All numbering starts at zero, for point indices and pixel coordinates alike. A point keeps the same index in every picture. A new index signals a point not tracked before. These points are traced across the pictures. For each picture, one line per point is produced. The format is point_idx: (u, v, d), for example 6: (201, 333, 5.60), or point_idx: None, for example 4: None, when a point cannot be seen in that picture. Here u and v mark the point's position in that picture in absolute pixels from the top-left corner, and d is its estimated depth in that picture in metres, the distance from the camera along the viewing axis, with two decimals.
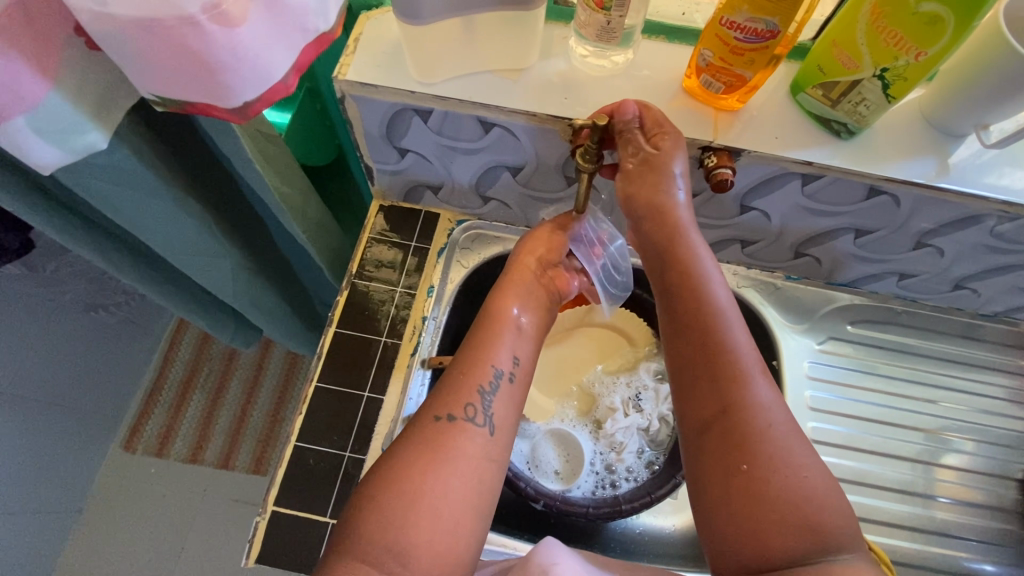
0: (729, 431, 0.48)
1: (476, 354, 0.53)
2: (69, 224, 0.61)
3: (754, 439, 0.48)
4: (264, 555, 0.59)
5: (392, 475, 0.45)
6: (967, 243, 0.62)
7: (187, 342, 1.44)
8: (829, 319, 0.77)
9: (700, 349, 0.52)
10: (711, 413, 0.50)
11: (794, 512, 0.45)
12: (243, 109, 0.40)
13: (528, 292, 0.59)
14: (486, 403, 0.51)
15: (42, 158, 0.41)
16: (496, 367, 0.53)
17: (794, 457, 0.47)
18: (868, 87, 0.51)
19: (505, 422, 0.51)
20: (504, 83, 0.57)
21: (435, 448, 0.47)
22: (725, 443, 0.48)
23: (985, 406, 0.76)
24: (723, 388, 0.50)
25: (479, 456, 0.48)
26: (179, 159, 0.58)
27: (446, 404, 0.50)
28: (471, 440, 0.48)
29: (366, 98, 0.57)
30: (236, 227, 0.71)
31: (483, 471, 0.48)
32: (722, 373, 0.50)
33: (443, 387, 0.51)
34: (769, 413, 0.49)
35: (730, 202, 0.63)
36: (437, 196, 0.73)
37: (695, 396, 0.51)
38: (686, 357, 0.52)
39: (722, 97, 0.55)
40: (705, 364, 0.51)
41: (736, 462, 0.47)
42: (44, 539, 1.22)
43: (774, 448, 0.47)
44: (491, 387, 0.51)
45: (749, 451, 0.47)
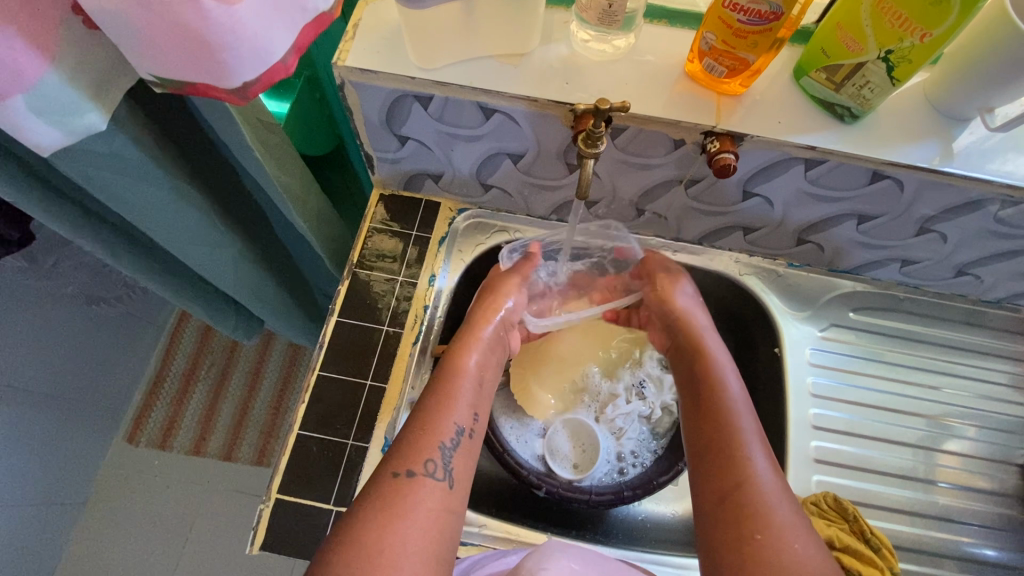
0: (739, 502, 0.51)
1: (439, 409, 0.55)
2: (68, 212, 0.61)
3: (761, 507, 0.50)
4: (268, 542, 0.60)
5: (354, 529, 0.46)
6: (970, 228, 0.62)
7: (189, 334, 1.44)
8: (831, 306, 0.77)
9: (712, 425, 0.57)
10: (723, 485, 0.53)
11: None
12: (242, 90, 0.40)
13: (487, 349, 0.62)
14: (445, 458, 0.52)
15: (43, 138, 0.41)
16: (457, 425, 0.54)
17: (792, 531, 0.49)
18: (872, 70, 0.50)
19: (462, 473, 0.53)
20: (505, 68, 0.56)
21: (392, 505, 0.48)
22: (735, 511, 0.51)
23: (987, 392, 0.76)
24: (733, 461, 0.54)
25: (435, 507, 0.49)
26: (179, 147, 0.57)
27: (405, 459, 0.51)
28: (430, 494, 0.49)
29: (366, 85, 0.56)
30: (237, 218, 0.71)
31: (439, 524, 0.49)
32: (732, 448, 0.55)
33: (403, 439, 0.52)
34: (773, 486, 0.52)
35: (733, 188, 0.63)
36: (438, 185, 0.73)
37: (710, 470, 0.55)
38: (700, 433, 0.58)
39: (724, 81, 0.55)
40: (713, 437, 0.56)
41: (749, 530, 0.49)
42: (50, 529, 1.23)
43: (781, 518, 0.49)
44: (452, 442, 0.53)
45: (756, 519, 0.50)
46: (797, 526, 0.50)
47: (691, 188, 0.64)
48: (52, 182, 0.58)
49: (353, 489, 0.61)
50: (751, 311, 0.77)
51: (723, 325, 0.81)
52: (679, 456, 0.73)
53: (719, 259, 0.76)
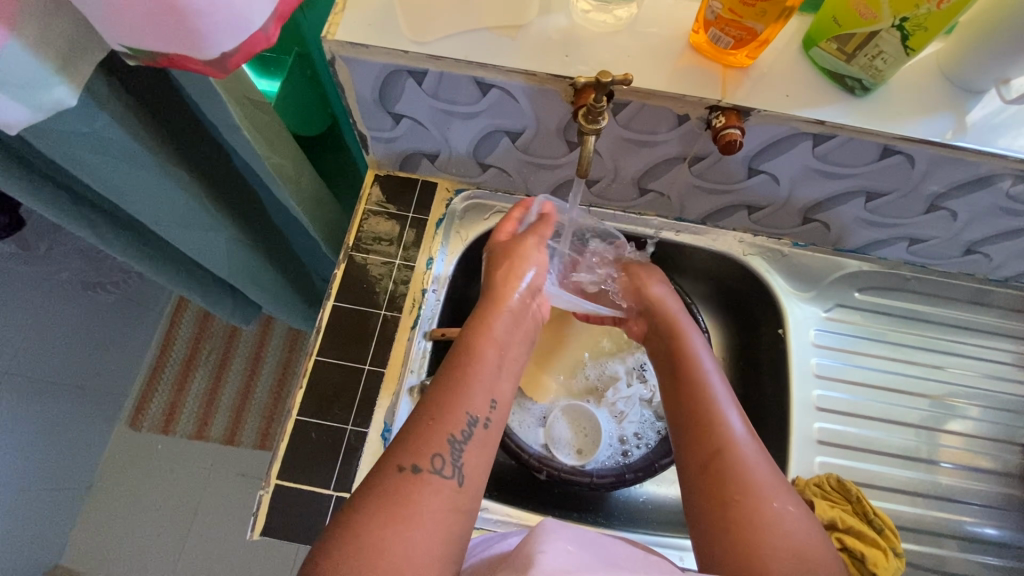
0: (719, 469, 0.54)
1: (453, 397, 0.50)
2: (53, 195, 0.59)
3: (741, 470, 0.53)
4: (268, 528, 0.59)
5: (356, 525, 0.43)
6: (981, 205, 0.60)
7: (187, 320, 1.43)
8: (836, 286, 0.76)
9: (692, 397, 0.59)
10: (706, 453, 0.55)
11: (778, 538, 0.49)
12: (221, 62, 0.38)
13: (506, 329, 0.58)
14: (456, 453, 0.48)
15: (11, 115, 0.40)
16: (471, 414, 0.50)
17: (772, 487, 0.52)
18: (886, 39, 0.48)
19: (476, 473, 0.48)
20: (501, 40, 0.54)
21: (399, 505, 0.44)
22: (719, 475, 0.53)
23: (992, 372, 0.76)
24: (713, 429, 0.56)
25: (443, 509, 0.45)
26: (165, 128, 0.55)
27: (412, 454, 0.47)
28: (438, 494, 0.46)
29: (357, 60, 0.54)
30: (230, 201, 0.69)
31: (449, 527, 0.45)
32: (711, 416, 0.57)
33: (412, 429, 0.48)
34: (749, 449, 0.55)
35: (738, 165, 0.61)
36: (434, 164, 0.71)
37: (689, 442, 0.57)
38: (681, 405, 0.60)
39: (730, 53, 0.53)
40: (693, 407, 0.58)
41: (731, 493, 0.52)
42: (55, 513, 1.24)
43: (759, 480, 0.52)
44: (464, 436, 0.49)
45: (737, 482, 0.53)
46: (776, 485, 0.53)
47: (695, 165, 0.62)
48: (35, 165, 0.56)
49: (353, 475, 0.61)
50: (755, 291, 0.76)
51: (724, 304, 0.80)
52: None
53: (723, 239, 0.74)
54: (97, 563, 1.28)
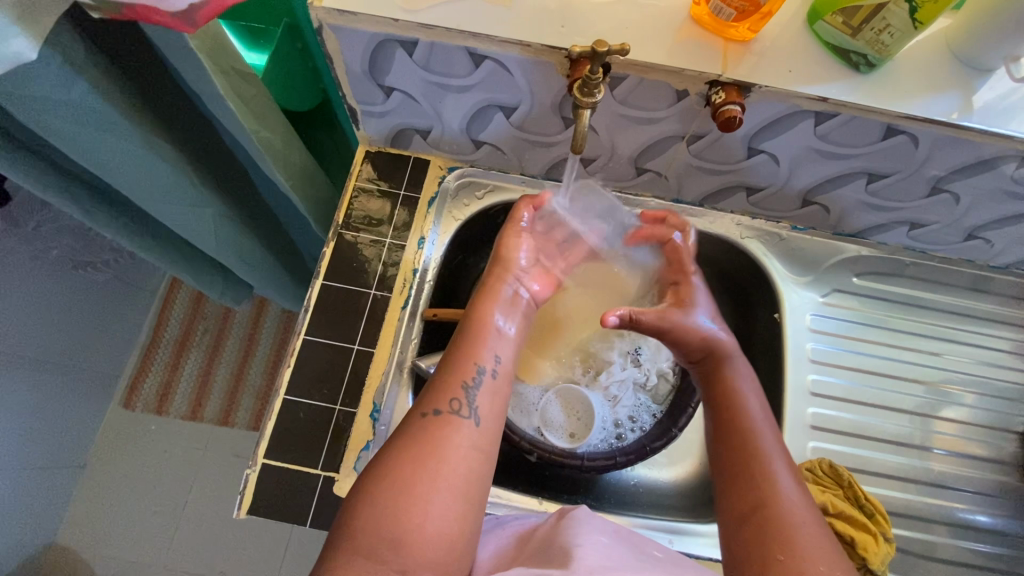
0: (761, 525, 0.46)
1: (462, 351, 0.51)
2: (32, 167, 0.57)
3: (785, 531, 0.45)
4: (255, 508, 0.58)
5: (387, 456, 0.45)
6: (984, 188, 0.59)
7: (181, 301, 1.42)
8: (835, 271, 0.75)
9: (736, 445, 0.52)
10: (746, 505, 0.48)
11: None
12: (189, 14, 0.38)
13: (508, 298, 0.57)
14: (471, 397, 0.49)
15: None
16: (479, 364, 0.50)
17: (821, 553, 0.44)
18: (893, 11, 0.46)
19: (491, 413, 0.49)
20: (495, 9, 0.52)
21: (426, 442, 0.45)
22: (758, 530, 0.46)
23: (989, 359, 0.75)
24: (754, 480, 0.49)
25: (467, 447, 0.46)
26: (147, 97, 0.54)
27: (433, 398, 0.48)
28: (459, 433, 0.46)
29: (345, 28, 0.52)
30: (217, 175, 0.68)
31: (473, 465, 0.45)
32: (755, 465, 0.50)
33: (430, 381, 0.50)
34: (796, 505, 0.47)
35: (737, 144, 0.59)
36: (427, 141, 0.69)
37: (730, 490, 0.50)
38: (725, 452, 0.52)
39: (732, 26, 0.51)
40: (737, 457, 0.51)
41: (772, 551, 0.44)
42: (49, 492, 1.25)
43: (811, 552, 0.44)
44: (476, 381, 0.49)
45: (780, 543, 0.44)
46: (825, 551, 0.44)
47: (694, 144, 0.60)
48: (10, 132, 0.54)
49: (341, 454, 0.60)
50: (752, 275, 0.75)
51: (721, 289, 0.79)
52: (675, 423, 0.70)
53: (721, 222, 0.73)
54: (93, 540, 1.29)
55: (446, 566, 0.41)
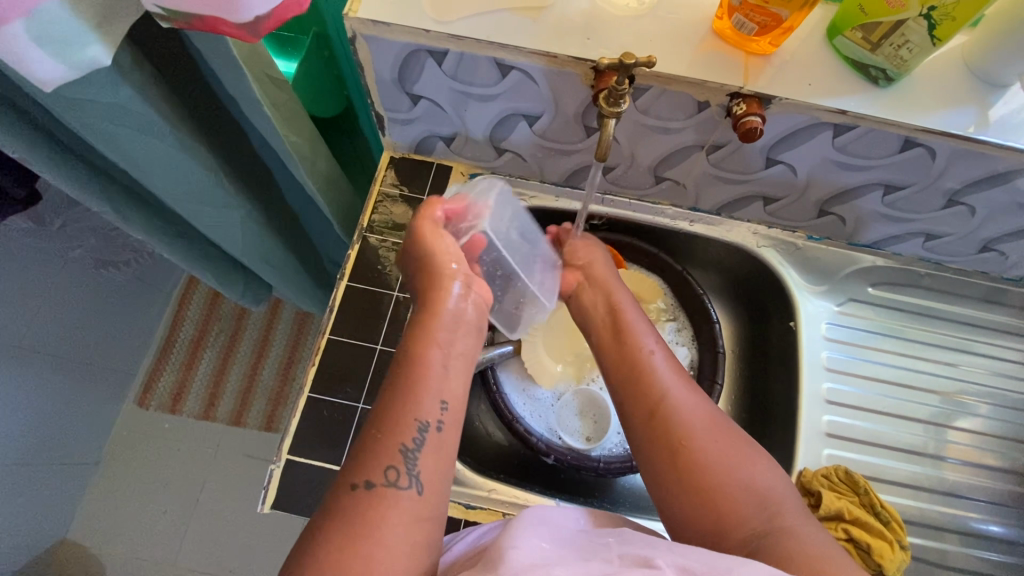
0: (663, 421, 0.52)
1: (397, 404, 0.43)
2: (73, 168, 0.59)
3: (687, 426, 0.51)
4: (278, 503, 0.60)
5: (314, 544, 0.39)
6: (1000, 201, 0.60)
7: (196, 301, 1.44)
8: (849, 280, 0.75)
9: (624, 355, 0.57)
10: (646, 409, 0.53)
11: (734, 474, 0.48)
12: (254, 26, 0.39)
13: (453, 330, 0.49)
14: (411, 462, 0.42)
15: (43, 71, 0.38)
16: (420, 420, 0.43)
17: (711, 423, 0.51)
18: (912, 28, 0.47)
19: (437, 477, 0.43)
20: (523, 21, 0.54)
21: (357, 525, 0.39)
22: (662, 427, 0.52)
23: (1003, 370, 0.75)
24: (646, 380, 0.54)
25: (408, 523, 0.40)
26: (184, 101, 0.56)
27: (363, 471, 0.41)
28: (398, 511, 0.40)
29: (378, 38, 0.54)
30: (244, 178, 0.70)
31: (417, 539, 0.40)
32: (642, 368, 0.55)
33: (363, 443, 0.43)
34: (685, 390, 0.54)
35: (756, 155, 0.61)
36: (450, 148, 0.71)
37: (628, 398, 0.55)
38: (617, 365, 0.57)
39: (754, 39, 0.52)
40: (624, 365, 0.56)
41: (677, 441, 0.50)
42: (64, 488, 1.26)
43: (711, 438, 0.50)
44: (415, 444, 0.42)
45: (681, 430, 0.51)
46: (714, 421, 0.52)
47: (713, 153, 0.62)
48: (53, 133, 0.56)
49: None
50: (767, 283, 0.76)
51: (736, 296, 0.80)
52: None
53: (737, 230, 0.74)
54: (105, 537, 1.31)
55: None
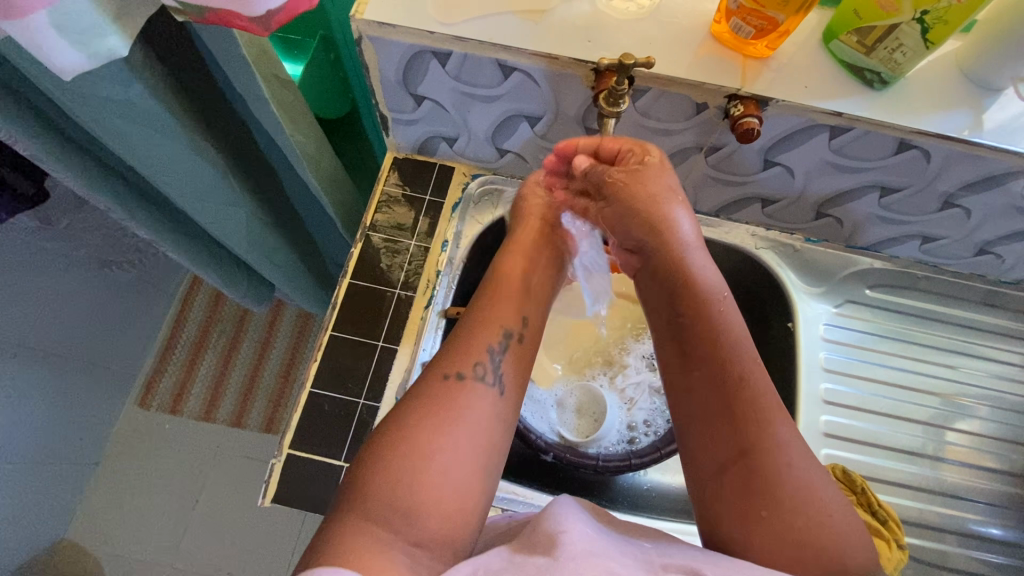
0: (746, 473, 0.46)
1: (488, 310, 0.54)
2: (83, 164, 0.60)
3: (774, 492, 0.45)
4: (278, 497, 0.60)
5: (403, 422, 0.45)
6: (995, 204, 0.61)
7: (198, 303, 1.45)
8: (846, 282, 0.76)
9: (718, 386, 0.50)
10: (728, 453, 0.47)
11: (811, 558, 0.43)
12: (265, 19, 0.40)
13: (534, 256, 0.60)
14: (495, 361, 0.51)
15: (65, 61, 0.39)
16: (506, 328, 0.53)
17: (810, 496, 0.45)
18: (906, 32, 0.49)
19: (514, 380, 0.51)
20: (525, 24, 0.55)
21: (445, 409, 0.46)
22: (744, 483, 0.46)
23: (1002, 373, 0.76)
24: (736, 426, 0.48)
25: (488, 414, 0.48)
26: (194, 99, 0.57)
27: (456, 361, 0.49)
28: (481, 400, 0.48)
29: (384, 39, 0.55)
30: (249, 178, 0.71)
31: (493, 430, 0.47)
32: (742, 409, 0.48)
33: (455, 342, 0.51)
34: (790, 455, 0.46)
35: (754, 156, 0.62)
36: (453, 148, 0.72)
37: (708, 431, 0.49)
38: (703, 393, 0.50)
39: (751, 43, 0.53)
40: (716, 399, 0.49)
41: (757, 506, 0.45)
42: (62, 487, 1.26)
43: (801, 514, 0.44)
44: (500, 347, 0.52)
45: (765, 497, 0.45)
46: (813, 496, 0.45)
47: (711, 155, 0.63)
48: (64, 129, 0.57)
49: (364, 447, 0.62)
50: (766, 285, 0.76)
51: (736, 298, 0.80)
52: None
53: (736, 232, 0.75)
54: (102, 538, 1.30)
55: (455, 532, 0.42)
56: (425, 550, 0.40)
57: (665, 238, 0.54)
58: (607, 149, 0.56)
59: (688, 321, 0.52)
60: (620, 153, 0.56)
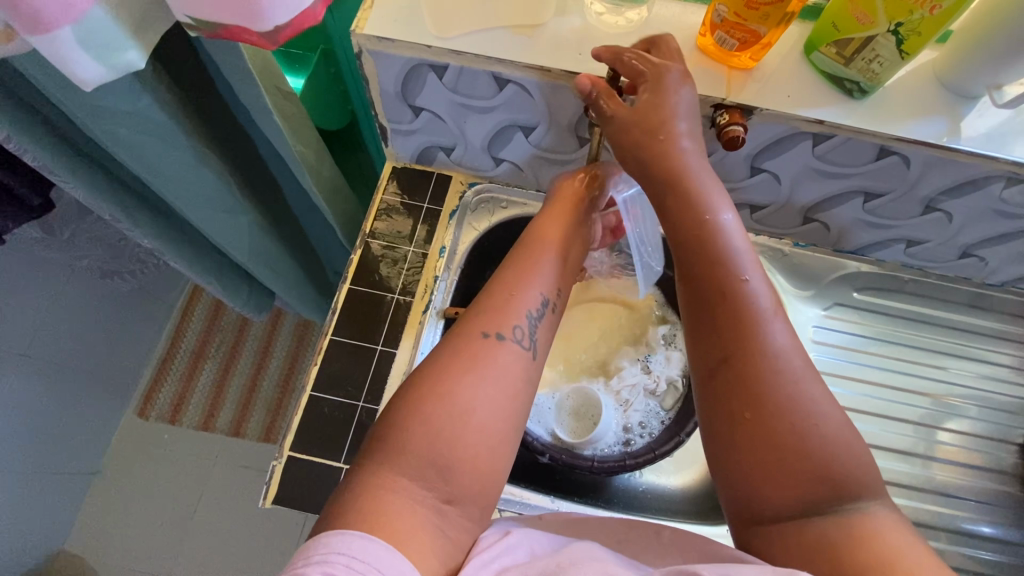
0: (734, 381, 0.47)
1: (523, 275, 0.53)
2: (89, 172, 0.62)
3: (765, 401, 0.45)
4: (279, 498, 0.61)
5: (441, 373, 0.45)
6: (975, 208, 0.63)
7: (198, 313, 1.46)
8: (835, 286, 0.78)
9: (712, 298, 0.49)
10: (717, 361, 0.48)
11: (800, 465, 0.43)
12: (273, 34, 0.42)
13: (569, 224, 0.59)
14: (530, 325, 0.51)
15: (84, 74, 0.41)
16: (543, 296, 0.53)
17: (803, 405, 0.45)
18: (881, 43, 0.51)
19: (544, 344, 0.52)
20: (518, 38, 0.57)
21: (481, 364, 0.47)
22: (732, 390, 0.47)
23: (990, 374, 0.77)
24: (727, 335, 0.48)
25: (520, 373, 0.48)
26: (200, 110, 0.59)
27: (493, 322, 0.49)
28: (515, 360, 0.48)
29: (383, 53, 0.57)
30: (251, 187, 0.73)
31: (522, 390, 0.48)
32: (735, 318, 0.48)
33: (488, 303, 0.51)
34: (785, 365, 0.46)
35: (741, 163, 0.63)
36: (450, 158, 0.74)
37: (703, 339, 0.49)
38: (699, 304, 0.50)
39: (735, 55, 0.56)
40: (712, 311, 0.49)
41: (742, 412, 0.46)
42: (61, 498, 1.26)
43: (790, 423, 0.44)
44: (538, 312, 0.52)
45: (754, 405, 0.46)
46: (801, 402, 0.45)
47: None
48: (71, 140, 0.59)
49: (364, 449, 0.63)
50: None
51: None
52: (681, 427, 0.74)
53: None
54: (100, 548, 1.30)
55: (484, 490, 0.44)
56: (455, 506, 0.42)
57: (664, 157, 0.50)
58: (625, 62, 0.52)
59: (679, 234, 0.51)
60: (636, 70, 0.51)
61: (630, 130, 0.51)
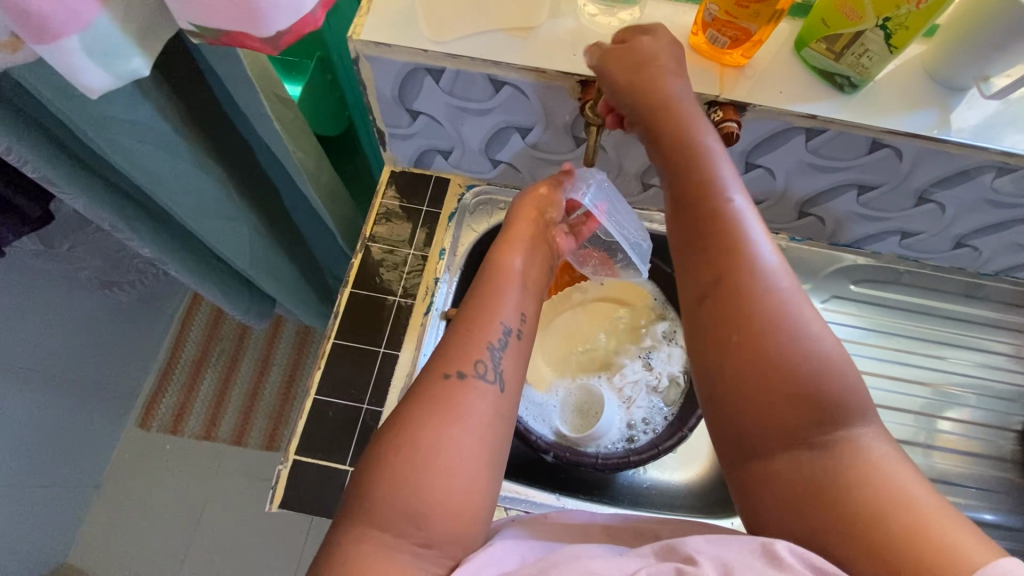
0: (721, 304, 0.48)
1: (483, 310, 0.52)
2: (89, 182, 0.62)
3: (755, 329, 0.46)
4: (285, 502, 0.61)
5: (405, 421, 0.45)
6: (967, 198, 0.63)
7: (198, 322, 1.46)
8: (832, 279, 0.79)
9: (702, 228, 0.51)
10: (705, 287, 0.49)
11: (789, 389, 0.44)
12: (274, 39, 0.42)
13: (529, 244, 0.59)
14: (496, 358, 0.50)
15: (89, 82, 0.42)
16: (504, 325, 0.52)
17: (794, 335, 0.46)
18: (870, 38, 0.52)
19: (514, 377, 0.50)
20: (513, 40, 0.58)
21: (443, 407, 0.45)
22: (718, 315, 0.48)
23: (987, 362, 0.78)
24: (716, 258, 0.49)
25: (490, 411, 0.47)
26: (200, 118, 0.60)
27: (456, 362, 0.49)
28: (484, 397, 0.47)
29: (379, 58, 0.58)
30: (250, 193, 0.73)
31: (494, 427, 0.47)
32: (724, 245, 0.49)
33: (449, 344, 0.50)
34: (777, 296, 0.47)
35: (736, 159, 0.64)
36: (448, 161, 0.75)
37: (692, 267, 0.51)
38: (689, 234, 0.51)
39: (727, 52, 0.57)
40: (703, 241, 0.50)
41: (729, 334, 0.47)
42: (64, 511, 1.26)
43: (779, 349, 0.45)
44: (500, 343, 0.51)
45: (739, 326, 0.47)
46: (789, 327, 0.46)
47: None
48: (71, 149, 0.59)
49: None
50: None
51: None
52: (684, 423, 0.74)
53: None
54: (104, 560, 1.30)
55: (463, 532, 0.42)
56: (434, 549, 0.41)
57: (654, 96, 0.52)
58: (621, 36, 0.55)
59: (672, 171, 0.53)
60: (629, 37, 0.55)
61: (621, 78, 0.53)
